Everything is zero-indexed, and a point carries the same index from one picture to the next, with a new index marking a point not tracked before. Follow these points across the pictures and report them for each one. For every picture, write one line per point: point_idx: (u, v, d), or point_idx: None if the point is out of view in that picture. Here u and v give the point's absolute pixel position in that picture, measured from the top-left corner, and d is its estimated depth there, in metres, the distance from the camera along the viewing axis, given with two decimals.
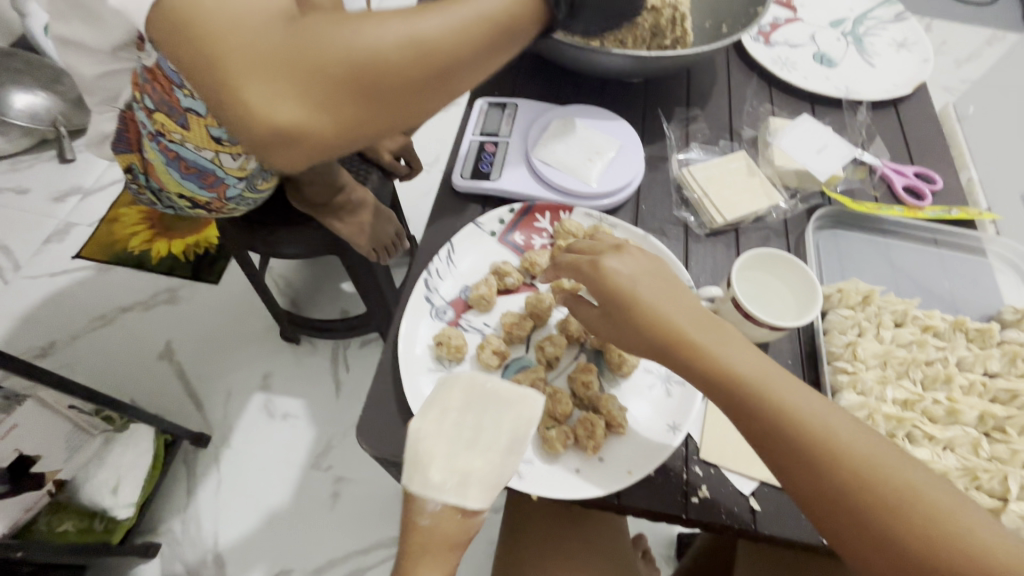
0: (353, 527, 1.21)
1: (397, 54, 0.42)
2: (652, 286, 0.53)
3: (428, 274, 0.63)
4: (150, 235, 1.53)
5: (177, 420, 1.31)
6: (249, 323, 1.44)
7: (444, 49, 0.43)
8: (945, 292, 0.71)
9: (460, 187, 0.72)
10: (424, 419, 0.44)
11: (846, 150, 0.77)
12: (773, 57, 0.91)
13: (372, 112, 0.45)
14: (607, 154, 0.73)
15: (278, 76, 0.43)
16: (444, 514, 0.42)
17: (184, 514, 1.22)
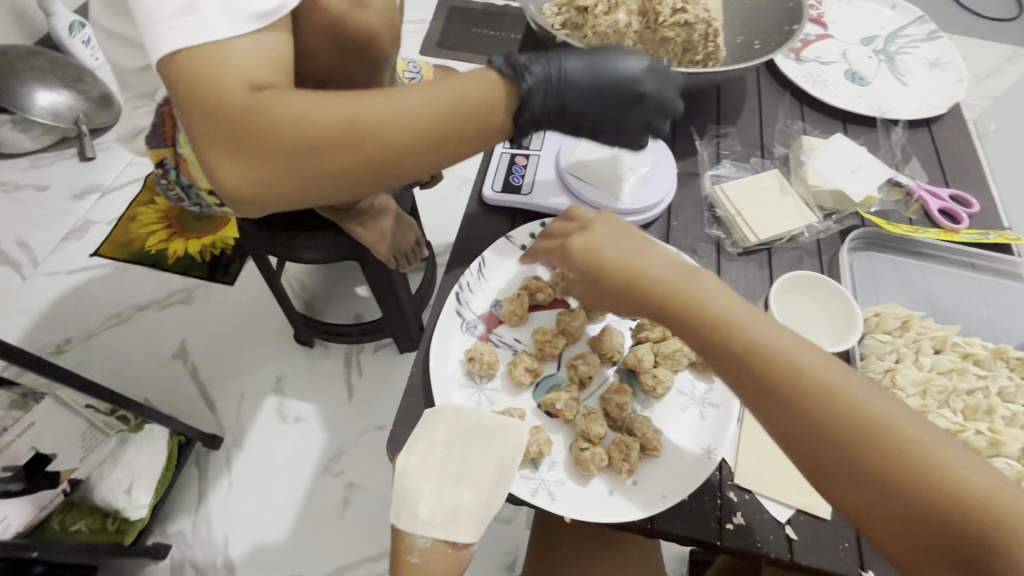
0: (362, 535, 1.20)
1: (350, 140, 0.43)
2: (635, 241, 0.49)
3: (459, 287, 0.63)
4: (167, 234, 1.54)
5: (190, 420, 1.31)
6: (264, 325, 1.44)
7: (398, 142, 0.44)
8: (982, 318, 0.70)
9: (491, 200, 0.71)
10: (412, 454, 0.47)
11: (882, 170, 0.76)
12: (805, 74, 0.90)
13: (324, 192, 0.46)
14: (640, 169, 0.72)
15: (231, 150, 0.43)
16: (433, 552, 0.44)
17: (195, 515, 1.21)
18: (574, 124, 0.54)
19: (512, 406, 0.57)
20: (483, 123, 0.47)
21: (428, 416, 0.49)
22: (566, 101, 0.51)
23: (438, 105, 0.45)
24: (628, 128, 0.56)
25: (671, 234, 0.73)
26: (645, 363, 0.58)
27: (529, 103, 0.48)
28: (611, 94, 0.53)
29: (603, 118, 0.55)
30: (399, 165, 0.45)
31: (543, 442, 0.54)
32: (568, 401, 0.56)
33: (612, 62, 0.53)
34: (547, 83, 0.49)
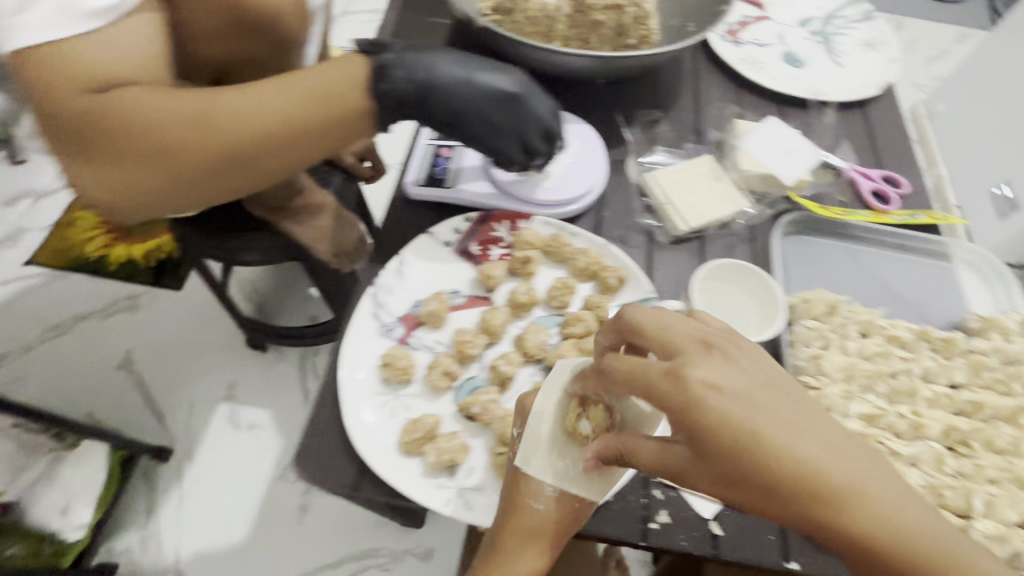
0: (321, 541, 1.15)
1: (201, 136, 0.46)
2: (769, 412, 0.36)
3: (376, 288, 0.60)
4: (108, 239, 1.44)
5: (136, 433, 1.25)
6: (214, 330, 1.37)
7: (251, 137, 0.47)
8: (911, 300, 0.70)
9: (413, 195, 0.68)
10: (550, 399, 0.49)
11: (813, 152, 0.75)
12: (742, 57, 0.89)
13: (189, 189, 0.49)
14: (565, 159, 0.70)
15: (88, 154, 0.46)
16: (558, 503, 0.47)
17: (144, 530, 1.15)
18: (442, 116, 0.56)
19: (429, 413, 0.54)
20: (337, 114, 0.49)
21: (563, 367, 0.50)
22: (433, 85, 0.53)
23: (289, 98, 0.48)
24: (499, 126, 0.58)
25: (602, 225, 0.70)
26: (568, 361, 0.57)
27: (387, 75, 0.51)
28: (481, 88, 0.56)
29: (473, 112, 0.57)
30: (257, 158, 0.48)
31: (458, 449, 0.51)
32: (486, 404, 0.54)
33: (485, 65, 0.58)
34: (409, 65, 0.52)
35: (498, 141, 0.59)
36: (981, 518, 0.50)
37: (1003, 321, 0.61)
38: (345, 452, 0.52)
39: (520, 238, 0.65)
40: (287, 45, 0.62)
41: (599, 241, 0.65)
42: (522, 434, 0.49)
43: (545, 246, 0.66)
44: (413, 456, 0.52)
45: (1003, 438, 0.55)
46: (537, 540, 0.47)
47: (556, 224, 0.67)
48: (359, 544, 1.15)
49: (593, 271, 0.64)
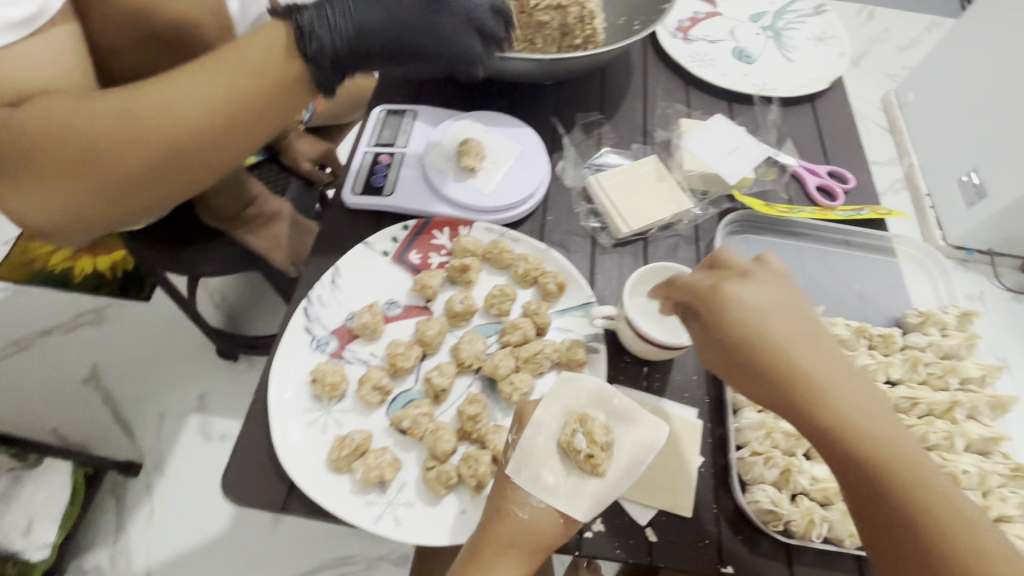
0: (296, 551, 1.10)
1: (126, 141, 0.47)
2: (786, 320, 0.45)
3: (309, 301, 0.59)
4: (73, 253, 1.36)
5: (101, 449, 1.17)
6: (182, 340, 1.28)
7: (180, 135, 0.48)
8: (854, 296, 0.70)
9: (350, 204, 0.67)
10: (551, 410, 0.48)
11: (757, 150, 0.74)
12: (692, 54, 0.87)
13: (128, 199, 0.51)
14: (505, 162, 0.69)
15: (23, 179, 0.48)
16: (543, 517, 0.46)
17: (115, 547, 1.08)
18: (380, 43, 0.53)
19: (360, 428, 0.53)
20: (261, 98, 0.50)
21: (564, 382, 0.49)
22: (357, 21, 0.51)
23: (208, 88, 0.48)
24: (442, 29, 0.54)
25: (546, 229, 0.69)
26: (503, 370, 0.56)
27: (309, 32, 0.49)
28: (406, 4, 0.53)
29: (407, 32, 0.53)
30: (187, 155, 0.50)
31: (386, 465, 0.50)
32: (417, 418, 0.53)
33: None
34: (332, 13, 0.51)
35: (447, 47, 0.55)
36: None
37: (940, 315, 0.62)
38: (275, 471, 0.51)
39: (459, 246, 0.64)
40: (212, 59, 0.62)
41: (540, 247, 0.65)
42: (515, 443, 0.49)
43: (485, 253, 0.65)
44: (343, 472, 0.51)
45: (936, 434, 0.55)
46: (514, 550, 0.45)
47: (497, 230, 0.66)
48: (336, 552, 1.09)
49: (533, 277, 0.63)
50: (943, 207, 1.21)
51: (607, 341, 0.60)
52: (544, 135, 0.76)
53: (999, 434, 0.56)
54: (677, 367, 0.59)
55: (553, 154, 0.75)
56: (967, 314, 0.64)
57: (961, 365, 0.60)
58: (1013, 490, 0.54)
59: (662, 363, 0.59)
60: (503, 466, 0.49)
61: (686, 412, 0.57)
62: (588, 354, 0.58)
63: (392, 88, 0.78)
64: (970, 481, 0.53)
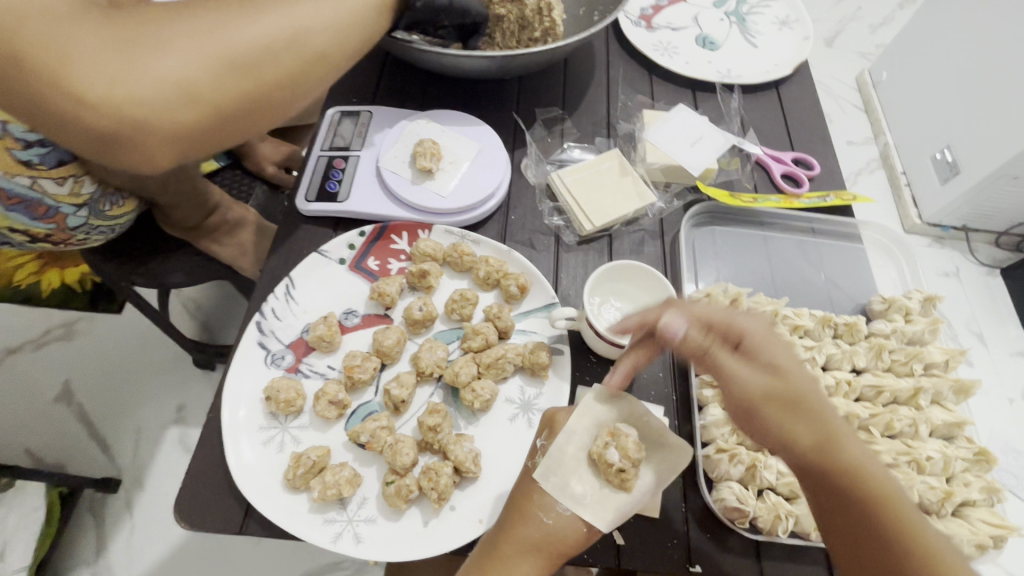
0: (282, 561, 1.06)
1: (261, 17, 0.46)
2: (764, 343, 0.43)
3: (262, 315, 0.57)
4: (37, 265, 1.24)
5: (79, 465, 1.13)
6: (156, 352, 1.24)
7: (318, 22, 0.49)
8: (821, 284, 0.69)
9: (304, 211, 0.65)
10: (583, 421, 0.47)
11: (721, 139, 0.73)
12: (655, 42, 0.85)
13: (247, 82, 0.46)
14: (463, 163, 0.67)
15: (133, 52, 0.42)
16: (568, 525, 0.44)
17: (95, 567, 1.04)
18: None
19: (317, 445, 0.52)
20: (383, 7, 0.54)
21: (595, 398, 0.47)
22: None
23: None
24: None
25: (509, 229, 0.68)
26: (463, 378, 0.55)
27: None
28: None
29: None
30: (313, 55, 0.49)
31: (345, 482, 0.49)
32: (374, 431, 0.51)
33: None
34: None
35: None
36: None
37: (904, 301, 0.62)
38: (232, 493, 0.50)
39: (417, 251, 0.62)
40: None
41: (502, 249, 0.63)
42: (545, 448, 0.47)
43: (445, 257, 0.63)
44: (302, 491, 0.50)
45: (901, 422, 0.55)
46: (537, 553, 0.43)
47: (457, 232, 0.64)
48: (322, 559, 1.06)
49: (494, 280, 0.62)
50: (918, 186, 1.21)
51: (571, 342, 0.60)
52: (504, 132, 0.75)
53: (962, 418, 0.57)
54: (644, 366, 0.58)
55: (514, 151, 0.73)
56: (930, 298, 0.64)
57: (926, 350, 0.60)
58: (976, 474, 0.55)
59: (627, 363, 0.58)
60: (528, 468, 0.47)
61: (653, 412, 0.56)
62: (552, 356, 0.57)
63: (348, 90, 0.76)
64: (934, 468, 0.54)
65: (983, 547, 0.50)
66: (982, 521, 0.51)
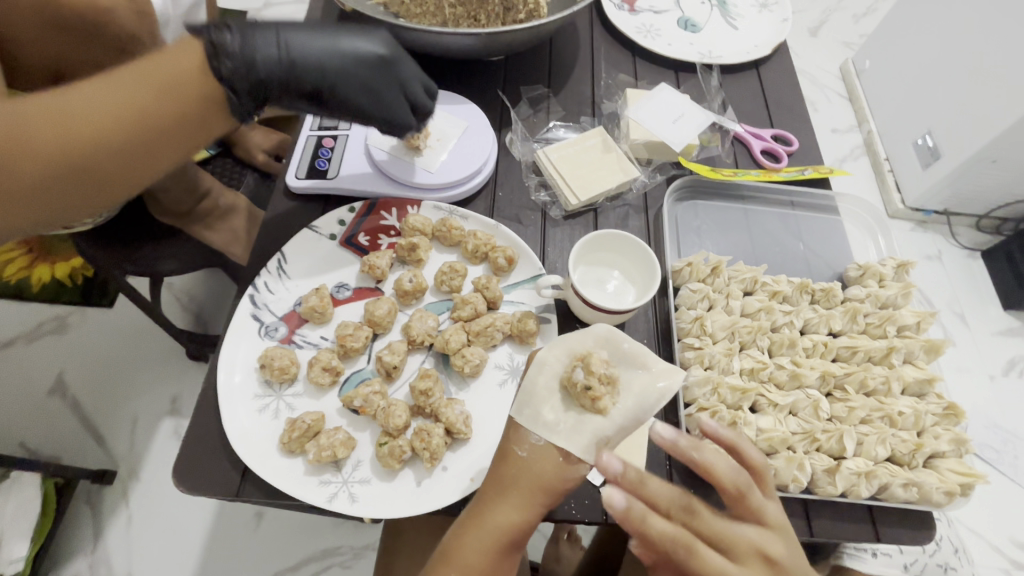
0: (280, 546, 1.06)
1: (3, 156, 0.38)
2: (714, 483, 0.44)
3: (255, 288, 0.58)
4: (27, 259, 1.25)
5: (75, 458, 1.11)
6: (148, 344, 1.21)
7: (95, 143, 0.41)
8: (800, 255, 0.72)
9: (294, 188, 0.66)
10: (555, 351, 0.46)
11: (703, 116, 0.75)
12: (638, 25, 0.87)
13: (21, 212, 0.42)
14: (450, 140, 0.68)
15: None
16: (542, 457, 0.44)
17: (93, 556, 1.03)
18: (315, 83, 0.52)
19: (312, 411, 0.53)
20: (206, 104, 0.44)
21: (570, 333, 0.47)
22: (287, 56, 0.49)
23: (118, 94, 0.41)
24: (380, 90, 0.55)
25: (497, 206, 0.69)
26: (454, 344, 0.56)
27: (222, 50, 0.44)
28: (352, 55, 0.53)
29: (345, 78, 0.53)
30: (98, 178, 0.42)
31: (340, 444, 0.50)
32: (368, 396, 0.53)
33: (345, 30, 0.54)
34: (261, 33, 0.48)
35: (380, 105, 0.56)
36: (851, 458, 0.54)
37: (877, 268, 0.66)
38: (230, 459, 0.51)
39: (406, 225, 0.63)
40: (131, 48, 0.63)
41: (489, 222, 0.65)
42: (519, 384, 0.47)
43: (434, 231, 0.65)
44: (298, 454, 0.51)
45: (874, 379, 0.58)
46: (516, 489, 0.44)
47: (445, 208, 0.65)
48: (322, 542, 1.06)
49: (483, 252, 0.63)
50: (901, 171, 1.24)
51: (558, 310, 0.61)
52: (491, 112, 0.76)
53: (933, 375, 0.59)
54: (630, 332, 0.60)
55: (501, 130, 0.75)
56: (903, 265, 0.66)
57: (898, 313, 0.63)
58: (945, 428, 0.57)
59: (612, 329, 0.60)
60: None
61: None
62: (540, 324, 0.59)
63: None
64: (905, 422, 0.56)
65: (952, 494, 0.52)
66: (950, 470, 0.54)
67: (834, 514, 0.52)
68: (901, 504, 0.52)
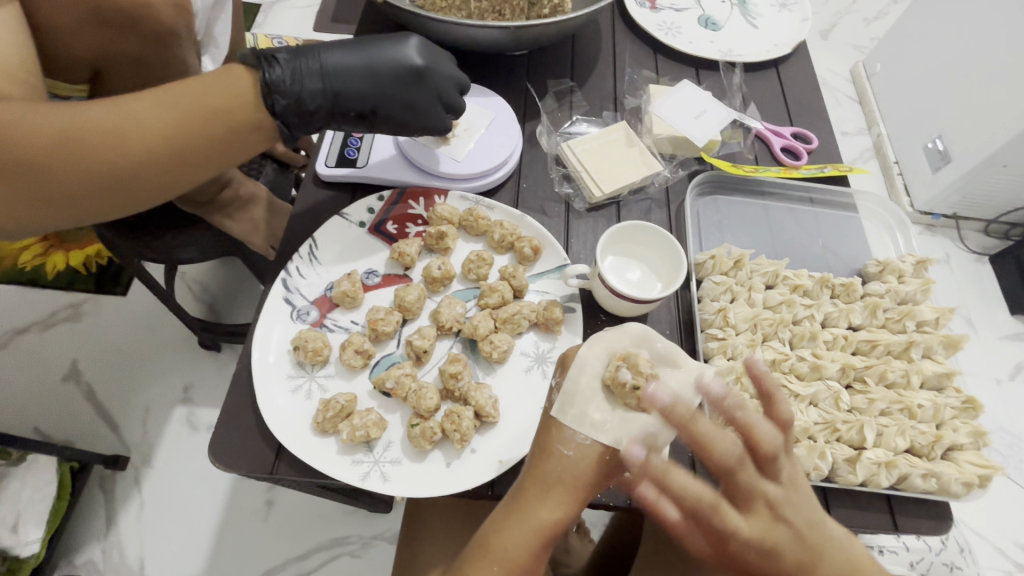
0: (290, 534, 1.04)
1: (69, 155, 0.43)
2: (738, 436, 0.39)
3: (287, 273, 0.60)
4: (42, 247, 1.24)
5: (88, 444, 1.10)
6: (163, 331, 1.21)
7: (148, 151, 0.46)
8: (819, 251, 0.73)
9: (324, 176, 0.67)
10: (595, 350, 0.48)
11: (724, 113, 0.76)
12: (659, 22, 0.87)
13: (72, 206, 0.46)
14: (477, 130, 0.69)
15: None
16: (589, 455, 0.46)
17: (105, 541, 1.02)
18: (358, 109, 0.57)
19: (344, 391, 0.54)
20: (251, 124, 0.50)
21: (609, 332, 0.49)
22: (332, 86, 0.54)
23: (176, 109, 0.46)
24: (419, 103, 0.59)
25: (521, 197, 0.70)
26: (482, 330, 0.57)
27: (275, 88, 0.50)
28: (387, 74, 0.57)
29: (386, 99, 0.57)
30: (143, 180, 0.47)
31: (373, 424, 0.51)
32: (399, 378, 0.54)
33: (382, 48, 0.58)
34: (308, 64, 0.53)
35: (422, 118, 0.60)
36: (872, 449, 0.55)
37: (897, 264, 0.67)
38: (263, 437, 0.52)
39: (435, 214, 0.65)
40: (168, 38, 0.64)
41: (515, 213, 0.66)
42: (560, 385, 0.49)
43: (461, 221, 0.66)
44: (330, 434, 0.52)
45: (894, 372, 0.59)
46: (559, 490, 0.45)
47: (472, 198, 0.67)
48: (332, 531, 1.05)
49: (509, 243, 0.64)
50: (910, 174, 1.25)
51: (582, 300, 0.62)
52: (515, 105, 0.77)
53: (951, 370, 0.60)
54: (653, 322, 0.61)
55: (526, 123, 0.76)
56: (922, 261, 0.68)
57: (917, 309, 0.64)
58: (963, 421, 0.58)
59: (636, 320, 0.61)
60: (548, 408, 0.49)
61: None
62: (565, 313, 0.60)
63: None
64: (924, 415, 0.57)
65: (970, 485, 0.53)
66: (968, 462, 0.55)
67: (855, 503, 0.53)
68: (920, 493, 0.53)
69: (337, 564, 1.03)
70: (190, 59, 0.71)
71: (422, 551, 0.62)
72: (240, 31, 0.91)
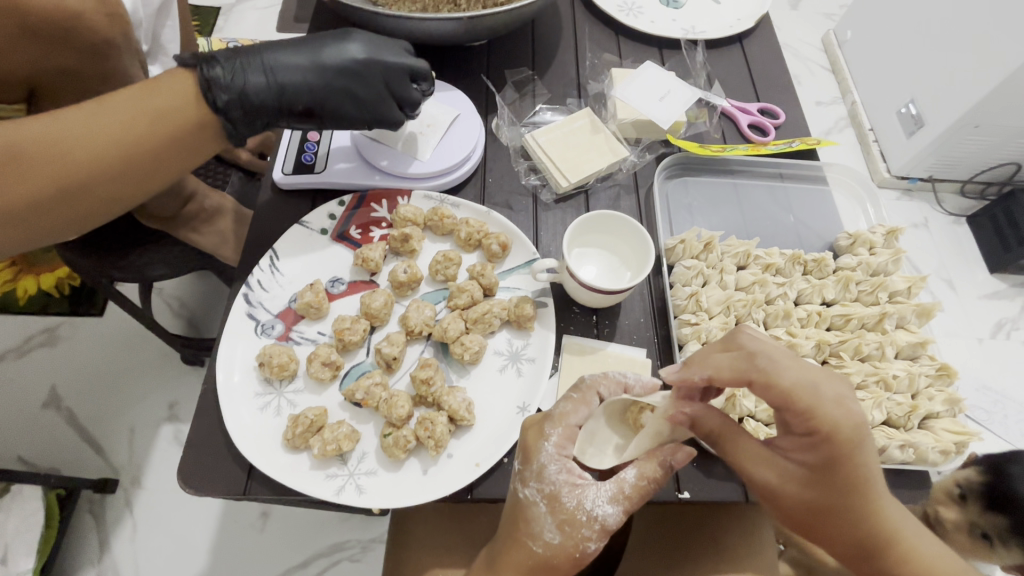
0: (288, 543, 1.04)
1: (10, 175, 0.41)
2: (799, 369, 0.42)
3: (248, 287, 0.58)
4: (13, 271, 1.22)
5: (74, 469, 1.08)
6: (142, 350, 1.18)
7: (96, 163, 0.44)
8: (790, 227, 0.73)
9: (282, 184, 0.65)
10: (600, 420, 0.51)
11: (689, 93, 0.74)
12: (619, 3, 0.85)
13: (21, 228, 0.44)
14: (440, 127, 0.67)
15: None
16: (557, 551, 0.45)
17: (100, 565, 1.01)
18: (305, 101, 0.54)
19: (315, 406, 0.53)
20: (200, 126, 0.48)
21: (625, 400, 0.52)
22: (275, 78, 0.52)
23: (120, 118, 0.45)
24: (367, 98, 0.56)
25: (488, 191, 0.69)
26: (452, 333, 0.56)
27: (215, 83, 0.48)
28: (334, 66, 0.55)
29: (334, 93, 0.55)
30: (96, 193, 0.46)
31: (344, 437, 0.50)
32: (369, 388, 0.53)
33: (323, 42, 0.56)
34: (249, 61, 0.51)
35: (369, 112, 0.57)
36: None
37: (868, 236, 0.67)
38: (233, 460, 0.51)
39: (398, 216, 0.63)
40: (104, 50, 0.61)
41: (481, 210, 0.64)
42: (520, 474, 0.47)
43: (426, 221, 0.64)
44: (302, 449, 0.51)
45: (869, 345, 0.60)
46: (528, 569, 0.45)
47: (436, 197, 0.65)
48: (329, 537, 1.04)
49: (477, 240, 0.63)
50: (885, 141, 1.25)
51: (554, 294, 0.61)
52: (476, 97, 0.75)
53: (925, 338, 0.61)
54: (626, 311, 0.61)
55: (488, 116, 0.74)
56: (892, 231, 0.68)
57: (889, 280, 0.64)
58: (939, 389, 0.59)
59: (608, 309, 0.61)
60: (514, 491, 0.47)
61: (636, 352, 0.58)
62: (537, 309, 0.59)
63: None
64: (900, 385, 0.58)
65: (947, 452, 0.53)
66: (945, 430, 0.55)
67: None
68: (898, 465, 0.53)
69: (338, 569, 1.03)
70: (132, 71, 0.68)
71: (413, 556, 0.61)
72: (189, 37, 0.88)
